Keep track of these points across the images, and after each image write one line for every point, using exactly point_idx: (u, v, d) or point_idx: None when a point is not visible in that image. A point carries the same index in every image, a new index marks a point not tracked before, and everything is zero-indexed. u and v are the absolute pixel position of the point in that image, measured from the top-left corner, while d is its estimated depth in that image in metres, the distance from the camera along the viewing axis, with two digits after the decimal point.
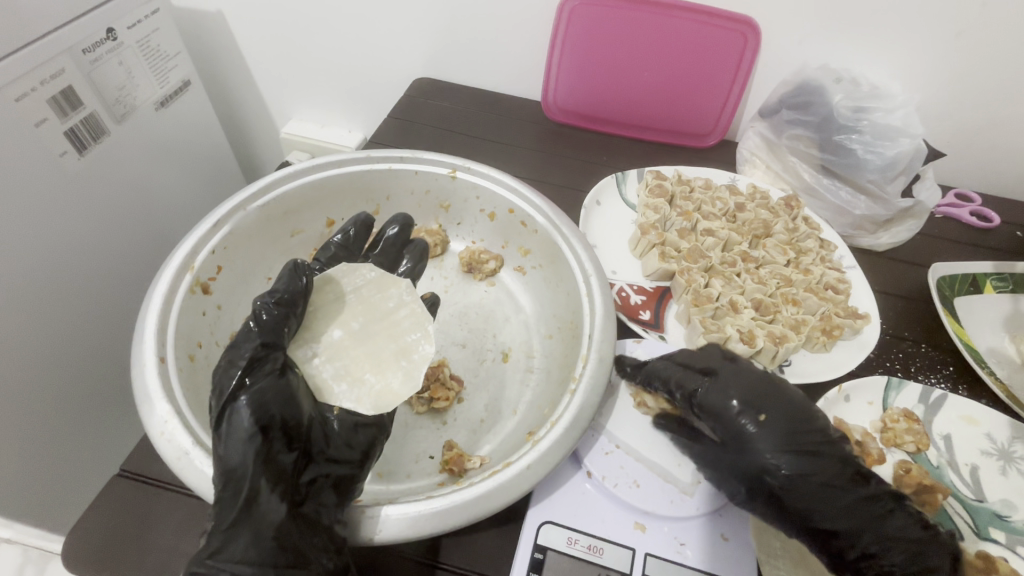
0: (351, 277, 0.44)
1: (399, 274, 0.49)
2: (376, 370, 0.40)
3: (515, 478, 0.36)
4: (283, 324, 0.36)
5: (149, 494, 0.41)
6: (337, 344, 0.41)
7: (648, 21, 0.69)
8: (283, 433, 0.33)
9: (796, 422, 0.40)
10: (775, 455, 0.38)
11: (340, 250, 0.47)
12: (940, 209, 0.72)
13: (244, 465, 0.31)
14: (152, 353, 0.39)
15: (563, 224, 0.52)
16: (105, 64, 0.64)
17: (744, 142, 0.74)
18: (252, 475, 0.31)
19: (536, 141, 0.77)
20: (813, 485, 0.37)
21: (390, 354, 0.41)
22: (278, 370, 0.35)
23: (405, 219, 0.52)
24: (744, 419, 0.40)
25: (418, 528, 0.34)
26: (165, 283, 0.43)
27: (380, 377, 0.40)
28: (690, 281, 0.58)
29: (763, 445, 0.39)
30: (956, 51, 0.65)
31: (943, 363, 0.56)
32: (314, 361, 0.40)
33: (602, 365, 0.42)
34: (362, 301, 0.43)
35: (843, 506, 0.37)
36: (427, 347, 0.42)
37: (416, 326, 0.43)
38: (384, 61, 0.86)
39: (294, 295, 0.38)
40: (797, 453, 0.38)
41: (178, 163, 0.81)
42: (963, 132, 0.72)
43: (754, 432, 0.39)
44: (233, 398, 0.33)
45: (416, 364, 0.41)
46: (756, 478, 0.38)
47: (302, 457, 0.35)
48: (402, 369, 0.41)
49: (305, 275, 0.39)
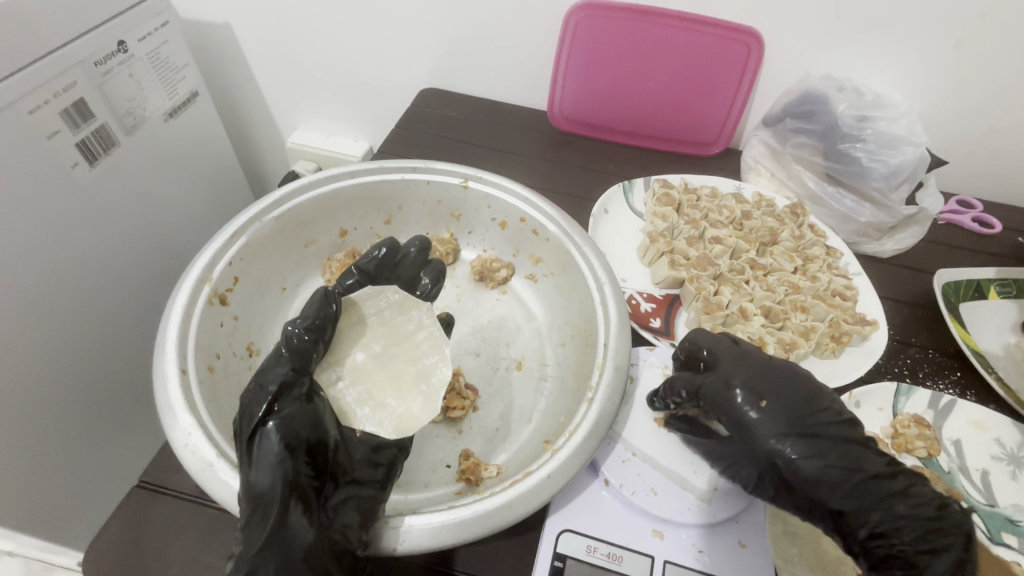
0: (375, 300, 0.44)
1: (419, 296, 0.48)
2: (397, 394, 0.40)
3: (536, 487, 0.36)
4: (314, 352, 0.36)
5: (167, 505, 0.41)
6: (360, 367, 0.41)
7: (653, 31, 0.71)
8: (308, 458, 0.33)
9: (797, 406, 0.39)
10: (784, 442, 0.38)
11: (359, 283, 0.46)
12: (943, 216, 0.73)
13: (272, 489, 0.32)
14: (175, 364, 0.39)
15: (575, 232, 0.52)
16: (116, 76, 0.65)
17: (749, 150, 0.75)
18: (279, 499, 0.32)
19: (543, 150, 0.78)
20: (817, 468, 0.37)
21: (410, 377, 0.41)
22: (305, 396, 0.35)
23: (425, 240, 0.50)
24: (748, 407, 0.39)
25: (439, 538, 0.34)
26: (185, 295, 0.43)
27: (401, 401, 0.40)
28: (700, 289, 0.58)
29: (767, 434, 0.38)
30: (955, 61, 0.66)
31: (951, 369, 0.57)
32: (338, 384, 0.40)
33: (618, 372, 0.42)
34: (385, 323, 0.43)
35: (840, 478, 0.37)
36: (446, 370, 0.42)
37: (434, 349, 0.43)
38: (390, 72, 0.87)
39: (324, 321, 0.38)
40: (800, 438, 0.38)
41: (186, 173, 0.82)
42: (963, 140, 0.73)
43: (758, 422, 0.39)
44: (260, 422, 0.33)
45: (435, 387, 0.41)
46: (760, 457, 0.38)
47: (326, 484, 0.34)
48: (422, 393, 0.41)
49: (335, 302, 0.39)
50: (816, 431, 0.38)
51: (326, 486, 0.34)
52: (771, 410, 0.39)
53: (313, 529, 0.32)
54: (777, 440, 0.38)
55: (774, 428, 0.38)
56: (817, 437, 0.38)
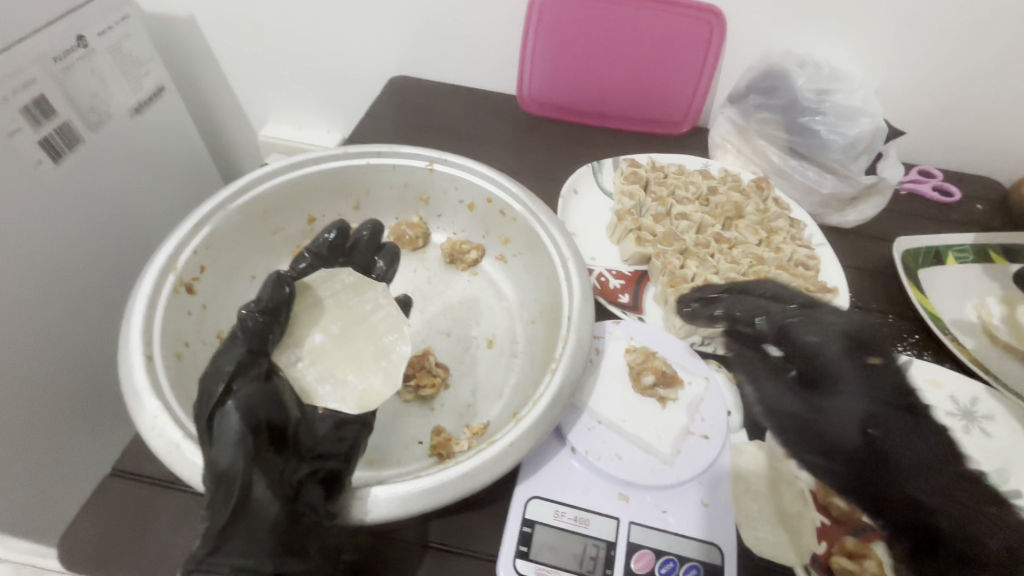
0: (329, 283, 0.44)
1: (376, 279, 0.49)
2: (358, 372, 0.41)
3: (499, 455, 0.37)
4: (273, 332, 0.38)
5: (140, 491, 0.41)
6: (319, 347, 0.42)
7: (616, 12, 0.71)
8: (267, 433, 0.34)
9: (892, 377, 0.40)
10: (860, 399, 0.39)
11: (314, 263, 0.46)
12: (904, 187, 0.75)
13: (233, 467, 0.32)
14: (140, 351, 0.39)
15: (541, 211, 0.53)
16: (76, 71, 0.64)
17: (716, 127, 0.76)
18: (240, 475, 0.32)
19: (513, 134, 0.79)
20: (905, 452, 0.36)
21: (369, 357, 0.42)
22: (263, 376, 0.36)
23: (378, 223, 0.51)
24: (841, 357, 0.41)
25: (407, 507, 0.35)
26: (148, 284, 0.43)
27: (361, 378, 0.41)
28: (666, 263, 0.59)
29: (854, 394, 0.39)
30: (911, 33, 0.68)
31: (909, 332, 0.59)
32: (298, 364, 0.41)
33: (580, 344, 0.44)
34: (341, 305, 0.44)
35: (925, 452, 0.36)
36: (404, 348, 0.43)
37: (393, 328, 0.44)
38: (358, 61, 0.87)
39: (279, 303, 0.39)
40: (887, 410, 0.38)
41: (156, 168, 0.81)
42: (922, 112, 0.75)
43: (848, 377, 0.40)
44: (219, 400, 0.34)
45: (395, 364, 0.42)
46: (846, 416, 0.38)
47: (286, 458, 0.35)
48: (383, 369, 0.42)
49: (289, 285, 0.40)
50: (903, 409, 0.38)
51: (289, 461, 0.35)
52: (855, 382, 0.39)
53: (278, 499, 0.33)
54: (857, 396, 0.39)
55: (867, 398, 0.39)
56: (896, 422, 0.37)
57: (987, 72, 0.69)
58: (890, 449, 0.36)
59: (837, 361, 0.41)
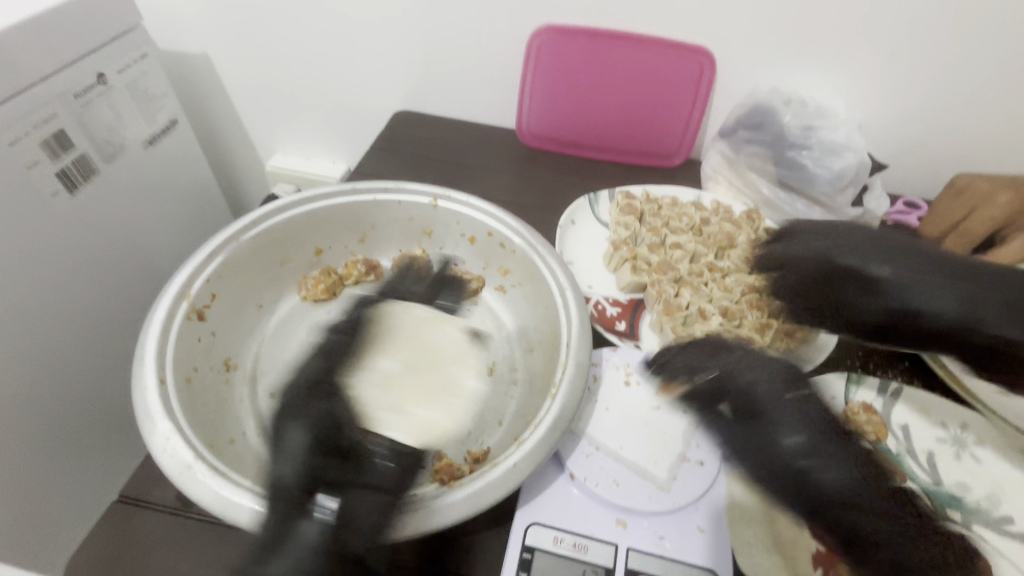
0: None
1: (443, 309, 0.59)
2: (422, 404, 0.48)
3: (504, 476, 0.38)
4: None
5: (147, 517, 0.42)
6: (388, 373, 0.50)
7: (611, 53, 0.75)
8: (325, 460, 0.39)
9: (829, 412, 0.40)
10: (797, 434, 0.37)
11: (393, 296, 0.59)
12: (891, 217, 0.78)
13: (288, 485, 0.37)
14: (153, 374, 0.40)
15: (540, 244, 0.55)
16: (96, 107, 0.67)
17: (707, 160, 0.78)
18: (290, 493, 0.37)
19: (513, 166, 0.82)
20: (833, 471, 0.36)
21: (432, 390, 0.50)
22: (321, 408, 0.45)
23: (444, 261, 0.63)
24: (774, 396, 0.39)
25: (435, 521, 0.36)
26: (162, 311, 0.45)
27: (427, 411, 0.48)
28: (661, 292, 0.62)
29: (785, 425, 0.38)
30: (889, 73, 0.71)
31: (900, 359, 0.60)
32: (366, 384, 0.49)
33: (579, 369, 0.45)
34: (408, 339, 0.53)
35: (848, 469, 0.36)
36: (468, 382, 0.52)
37: (462, 356, 0.54)
38: (364, 96, 0.90)
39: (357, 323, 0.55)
40: (820, 436, 0.37)
41: (166, 196, 0.84)
42: (904, 147, 0.78)
43: (776, 406, 0.39)
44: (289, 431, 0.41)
45: (454, 402, 0.50)
46: (775, 453, 0.37)
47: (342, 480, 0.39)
48: (444, 402, 0.50)
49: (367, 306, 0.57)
50: (837, 431, 0.38)
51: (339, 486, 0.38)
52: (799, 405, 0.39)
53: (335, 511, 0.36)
54: (794, 428, 0.37)
55: (799, 425, 0.38)
56: (829, 433, 0.38)
57: (963, 110, 0.73)
58: (813, 469, 0.36)
59: (759, 391, 0.40)
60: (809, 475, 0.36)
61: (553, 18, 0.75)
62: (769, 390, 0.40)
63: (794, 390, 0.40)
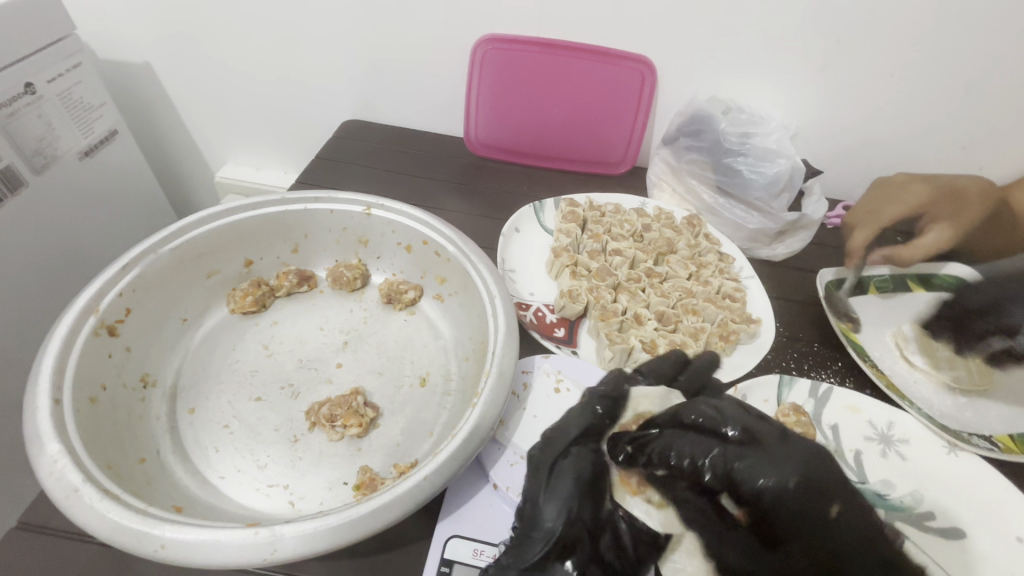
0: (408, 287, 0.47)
1: (388, 312, 0.60)
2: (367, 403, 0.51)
3: (412, 489, 0.37)
4: (608, 415, 0.46)
5: (43, 544, 0.40)
6: (341, 370, 0.54)
7: (553, 62, 0.76)
8: (602, 487, 0.41)
9: (771, 450, 0.39)
10: (714, 456, 0.40)
11: (334, 299, 0.60)
12: (830, 221, 0.80)
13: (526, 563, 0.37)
14: (47, 395, 0.39)
15: (471, 252, 0.55)
16: (23, 116, 0.64)
17: (652, 167, 0.80)
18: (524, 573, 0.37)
19: (460, 175, 0.82)
20: (761, 483, 0.37)
21: (384, 385, 0.53)
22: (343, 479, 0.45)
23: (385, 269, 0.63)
24: (757, 459, 0.38)
25: (313, 543, 0.34)
26: (65, 327, 0.43)
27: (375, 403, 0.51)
28: (599, 298, 0.62)
29: (765, 464, 0.38)
30: (820, 82, 0.74)
31: (833, 360, 0.61)
32: (320, 384, 0.52)
33: (502, 377, 0.45)
34: (365, 340, 0.57)
35: (783, 495, 0.36)
36: (413, 378, 0.54)
37: (411, 359, 0.56)
38: (312, 105, 0.90)
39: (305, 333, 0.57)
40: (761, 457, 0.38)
41: (105, 208, 0.81)
42: (840, 153, 0.81)
43: (769, 462, 0.38)
44: (559, 460, 0.42)
45: (398, 397, 0.52)
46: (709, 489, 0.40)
47: (613, 509, 0.41)
48: (392, 396, 0.52)
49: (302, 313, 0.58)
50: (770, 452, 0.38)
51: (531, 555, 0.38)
52: (774, 456, 0.38)
53: (567, 531, 0.38)
54: (769, 469, 0.37)
55: (725, 458, 0.39)
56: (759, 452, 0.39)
57: (894, 115, 0.75)
58: (757, 505, 0.37)
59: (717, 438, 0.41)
60: (745, 494, 0.37)
61: (496, 28, 0.75)
62: (708, 446, 0.41)
63: (764, 441, 0.39)
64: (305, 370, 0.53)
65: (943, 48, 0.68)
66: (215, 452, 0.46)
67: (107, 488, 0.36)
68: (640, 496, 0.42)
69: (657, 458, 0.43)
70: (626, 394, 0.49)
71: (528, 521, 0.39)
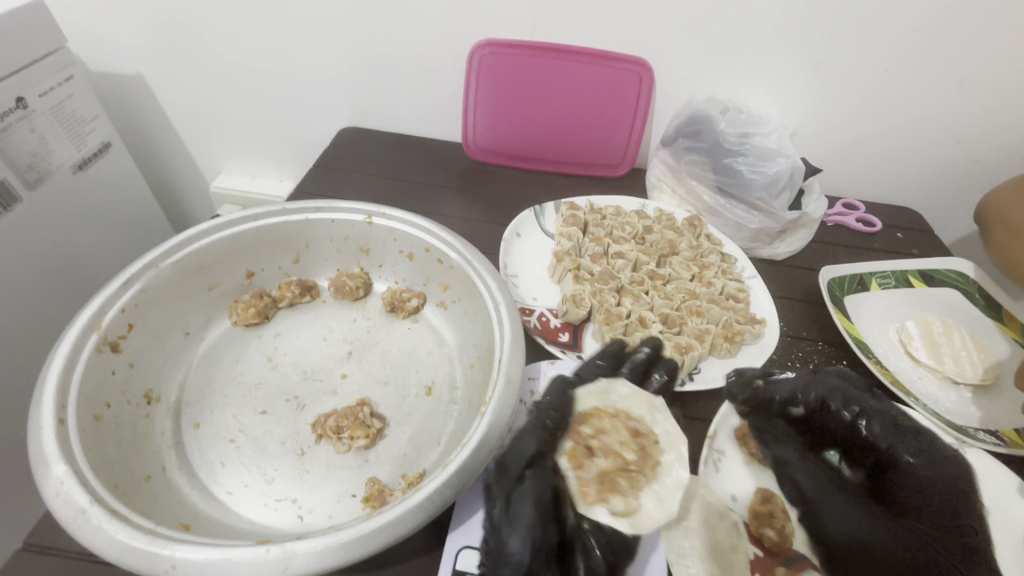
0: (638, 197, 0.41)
1: (392, 321, 0.60)
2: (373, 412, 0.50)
3: (423, 502, 0.37)
4: (558, 424, 0.44)
5: (49, 565, 0.39)
6: (346, 381, 0.53)
7: (550, 66, 0.76)
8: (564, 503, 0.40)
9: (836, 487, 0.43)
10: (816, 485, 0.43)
11: (337, 309, 0.60)
12: (830, 219, 0.80)
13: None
14: (51, 415, 0.38)
15: (474, 258, 0.54)
16: (15, 132, 0.63)
17: (651, 169, 0.80)
18: None
19: (460, 181, 0.81)
20: (835, 520, 0.41)
21: (390, 394, 0.53)
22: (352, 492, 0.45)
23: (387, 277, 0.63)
24: (826, 492, 0.43)
25: (325, 560, 0.34)
26: (67, 345, 0.43)
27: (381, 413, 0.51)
28: (602, 301, 0.62)
29: (904, 470, 0.43)
30: (817, 80, 0.74)
31: (838, 358, 0.61)
32: (325, 395, 0.52)
33: (509, 385, 0.44)
34: (369, 349, 0.57)
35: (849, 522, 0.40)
36: (419, 387, 0.54)
37: (416, 368, 0.55)
38: (308, 114, 0.89)
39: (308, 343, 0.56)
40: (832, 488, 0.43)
41: (101, 220, 0.81)
42: (838, 151, 0.81)
43: (830, 501, 0.42)
44: (517, 484, 0.40)
45: (404, 406, 0.52)
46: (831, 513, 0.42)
47: (576, 525, 0.40)
48: (398, 405, 0.52)
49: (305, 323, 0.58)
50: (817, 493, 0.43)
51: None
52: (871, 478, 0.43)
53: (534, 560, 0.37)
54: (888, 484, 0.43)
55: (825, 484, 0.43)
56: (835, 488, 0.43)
57: (891, 111, 0.75)
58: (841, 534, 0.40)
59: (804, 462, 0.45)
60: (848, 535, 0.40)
61: (492, 33, 0.75)
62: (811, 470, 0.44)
63: (816, 482, 0.43)
64: (309, 382, 0.53)
65: (938, 43, 0.68)
66: (221, 467, 0.46)
67: (115, 509, 0.35)
68: (604, 504, 0.40)
69: (608, 454, 0.42)
70: (570, 398, 0.47)
71: (493, 558, 0.38)
